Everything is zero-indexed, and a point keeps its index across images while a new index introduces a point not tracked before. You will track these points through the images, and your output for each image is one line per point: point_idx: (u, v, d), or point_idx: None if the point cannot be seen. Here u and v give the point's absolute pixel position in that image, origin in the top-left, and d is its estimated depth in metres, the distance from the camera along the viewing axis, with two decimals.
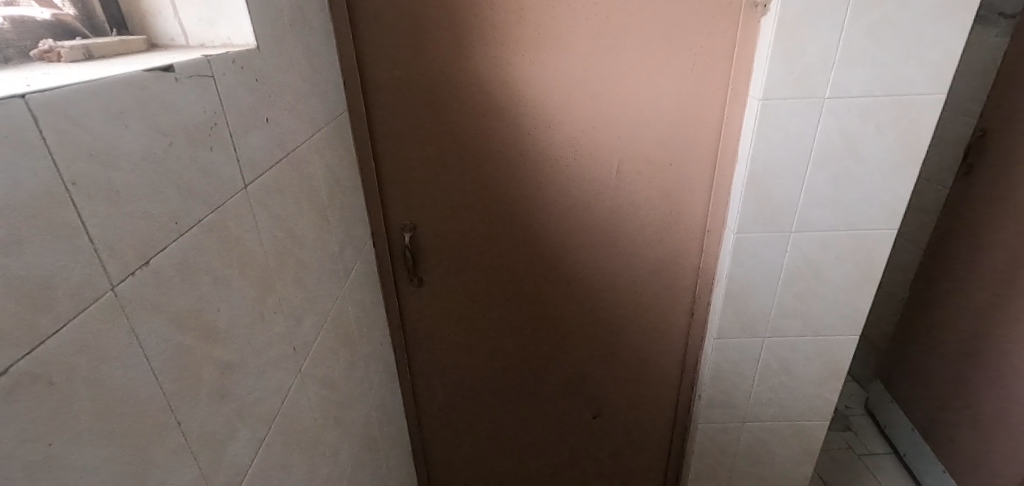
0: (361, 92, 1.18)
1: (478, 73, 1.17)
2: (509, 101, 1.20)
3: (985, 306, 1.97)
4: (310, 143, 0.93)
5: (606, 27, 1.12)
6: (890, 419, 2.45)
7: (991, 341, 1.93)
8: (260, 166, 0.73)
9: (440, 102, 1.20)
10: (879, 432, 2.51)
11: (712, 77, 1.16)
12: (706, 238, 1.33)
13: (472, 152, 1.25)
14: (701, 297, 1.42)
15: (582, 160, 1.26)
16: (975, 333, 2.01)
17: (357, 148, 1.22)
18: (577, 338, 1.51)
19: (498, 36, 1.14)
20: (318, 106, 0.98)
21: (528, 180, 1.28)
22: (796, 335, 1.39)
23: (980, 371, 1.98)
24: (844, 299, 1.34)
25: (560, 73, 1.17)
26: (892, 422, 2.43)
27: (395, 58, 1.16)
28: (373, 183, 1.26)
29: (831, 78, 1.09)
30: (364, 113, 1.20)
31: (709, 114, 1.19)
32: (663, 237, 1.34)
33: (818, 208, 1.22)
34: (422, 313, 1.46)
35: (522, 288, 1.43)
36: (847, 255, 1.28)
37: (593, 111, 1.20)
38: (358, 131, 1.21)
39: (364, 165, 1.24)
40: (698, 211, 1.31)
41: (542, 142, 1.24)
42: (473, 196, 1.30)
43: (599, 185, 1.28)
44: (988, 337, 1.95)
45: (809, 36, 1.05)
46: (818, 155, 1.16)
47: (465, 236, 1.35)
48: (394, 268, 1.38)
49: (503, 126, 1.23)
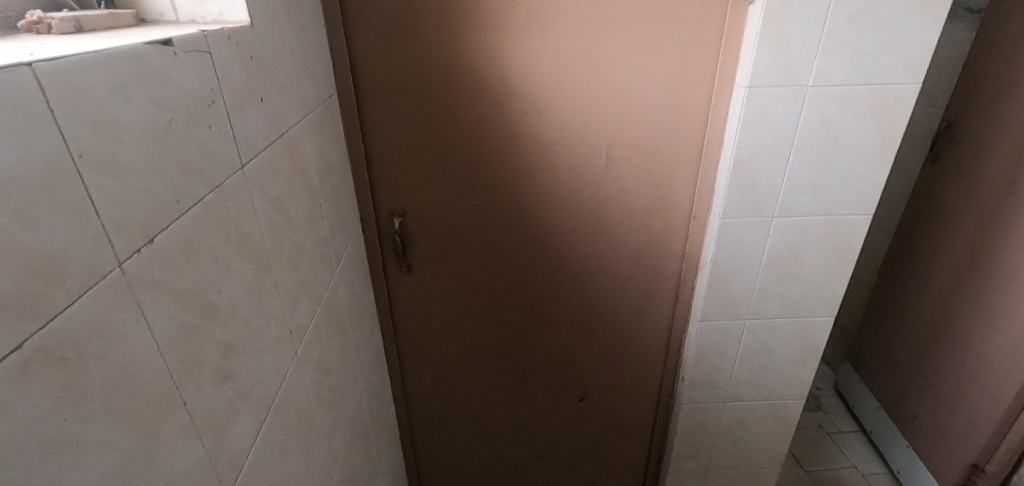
0: (350, 75, 1.16)
1: (469, 58, 1.17)
2: (500, 86, 1.20)
3: (948, 289, 2.06)
4: (302, 125, 0.91)
5: (597, 13, 1.12)
6: (858, 399, 2.55)
7: (953, 323, 2.03)
8: (255, 146, 0.72)
9: (431, 86, 1.19)
10: (847, 411, 2.62)
11: (700, 64, 1.17)
12: (691, 224, 1.36)
13: (463, 137, 1.25)
14: (685, 281, 1.45)
15: (573, 147, 1.27)
16: (938, 316, 2.10)
17: (346, 133, 1.20)
18: (565, 323, 1.52)
19: (489, 21, 1.13)
20: (309, 87, 0.96)
21: (518, 166, 1.29)
22: (776, 317, 1.44)
23: (942, 351, 2.08)
24: (821, 282, 1.38)
25: (552, 59, 1.17)
26: (860, 402, 2.53)
27: (385, 41, 1.14)
28: (362, 169, 1.25)
29: (814, 67, 1.11)
30: (353, 97, 1.18)
31: (697, 100, 1.21)
32: (650, 222, 1.37)
33: (799, 194, 1.26)
34: (411, 299, 1.46)
35: (511, 272, 1.44)
36: (826, 239, 1.32)
37: (583, 97, 1.21)
38: (347, 115, 1.19)
39: (352, 150, 1.23)
40: (685, 197, 1.33)
41: (533, 127, 1.24)
42: (464, 181, 1.30)
43: (590, 170, 1.29)
44: (950, 318, 2.04)
45: (794, 25, 1.07)
46: (800, 142, 1.19)
47: (455, 222, 1.35)
48: (383, 255, 1.37)
49: (495, 112, 1.22)
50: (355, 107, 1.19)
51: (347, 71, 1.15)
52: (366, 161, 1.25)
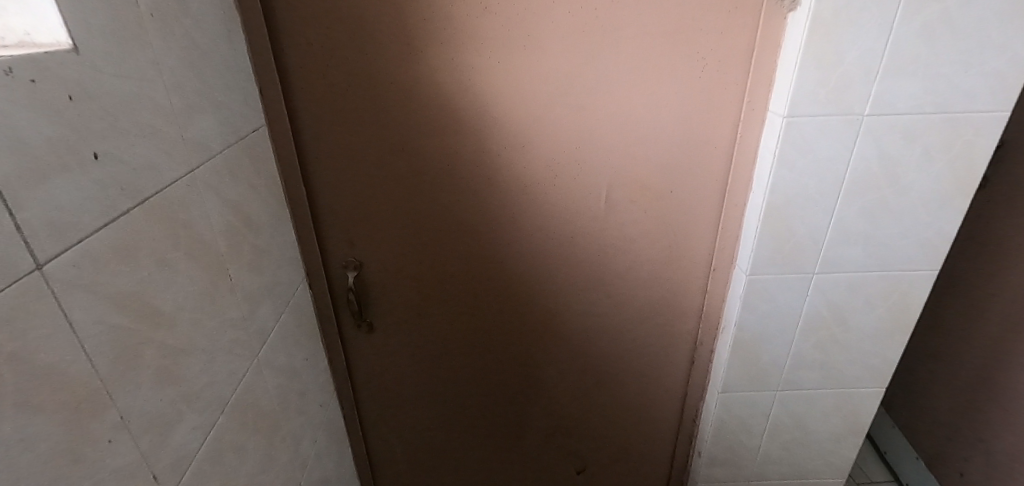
0: (285, 101, 0.93)
1: (433, 82, 0.93)
2: (473, 116, 0.96)
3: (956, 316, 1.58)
4: (195, 178, 0.68)
5: (593, 26, 0.89)
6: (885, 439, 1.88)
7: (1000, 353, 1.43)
8: (78, 229, 0.49)
9: (388, 116, 0.96)
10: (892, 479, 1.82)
11: (725, 87, 0.93)
12: (711, 278, 1.12)
13: (430, 176, 1.02)
14: (703, 344, 1.20)
15: (566, 188, 1.03)
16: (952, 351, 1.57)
17: (282, 172, 0.97)
18: (559, 390, 1.28)
19: (456, 35, 0.90)
20: (213, 125, 0.74)
21: (500, 211, 1.05)
22: (814, 388, 1.19)
23: (987, 395, 1.49)
24: (871, 349, 1.13)
25: (538, 82, 0.93)
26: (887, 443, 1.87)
27: (327, 60, 0.91)
28: (306, 216, 1.02)
29: (872, 92, 0.87)
30: (290, 129, 0.95)
31: (720, 132, 0.97)
32: (662, 276, 1.12)
33: (848, 246, 1.01)
34: (374, 365, 1.21)
35: (494, 333, 1.20)
36: (878, 299, 1.07)
37: (577, 128, 0.97)
38: (283, 151, 0.96)
39: (291, 192, 0.99)
40: (705, 246, 1.09)
41: (515, 166, 1.01)
42: (433, 229, 1.07)
43: (586, 215, 1.06)
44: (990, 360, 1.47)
45: (849, 38, 0.83)
46: (851, 184, 0.95)
47: (424, 276, 1.12)
48: (338, 315, 1.14)
49: (468, 147, 0.99)
50: (293, 142, 0.96)
51: (281, 97, 0.92)
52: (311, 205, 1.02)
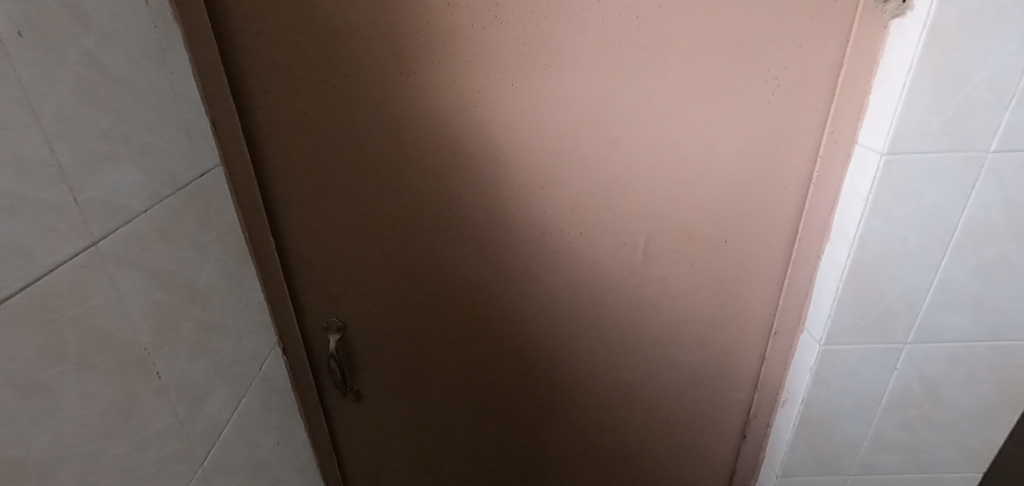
0: (246, 133, 0.75)
1: (430, 109, 0.74)
2: (479, 150, 0.77)
3: None
4: (99, 254, 0.50)
5: (634, 38, 0.69)
6: None
7: None
8: None
9: (374, 151, 0.77)
10: None
11: (802, 113, 0.73)
12: (772, 343, 0.91)
13: (426, 222, 0.83)
14: (758, 417, 1.00)
15: (595, 236, 0.83)
16: None
17: (245, 220, 0.79)
18: (582, 467, 1.08)
19: (458, 51, 0.71)
20: (135, 177, 0.55)
21: (512, 263, 0.86)
22: (894, 473, 0.97)
23: None
24: (969, 431, 0.92)
25: (562, 107, 0.74)
26: None
27: (296, 84, 0.72)
28: (277, 270, 0.83)
29: (1002, 122, 0.66)
30: (253, 167, 0.77)
31: (792, 169, 0.77)
32: (711, 338, 0.92)
33: (951, 311, 0.80)
34: (364, 437, 1.02)
35: (505, 402, 1.00)
36: (985, 374, 0.86)
37: (608, 166, 0.77)
38: (245, 194, 0.77)
39: (258, 243, 0.81)
40: (765, 305, 0.88)
41: (531, 209, 0.81)
42: (431, 283, 0.88)
43: (617, 268, 0.86)
44: None
45: (978, 53, 0.63)
46: (961, 238, 0.74)
47: (420, 337, 0.93)
48: (319, 382, 0.95)
49: (472, 187, 0.80)
50: (258, 182, 0.78)
51: (241, 129, 0.74)
52: (282, 256, 0.84)
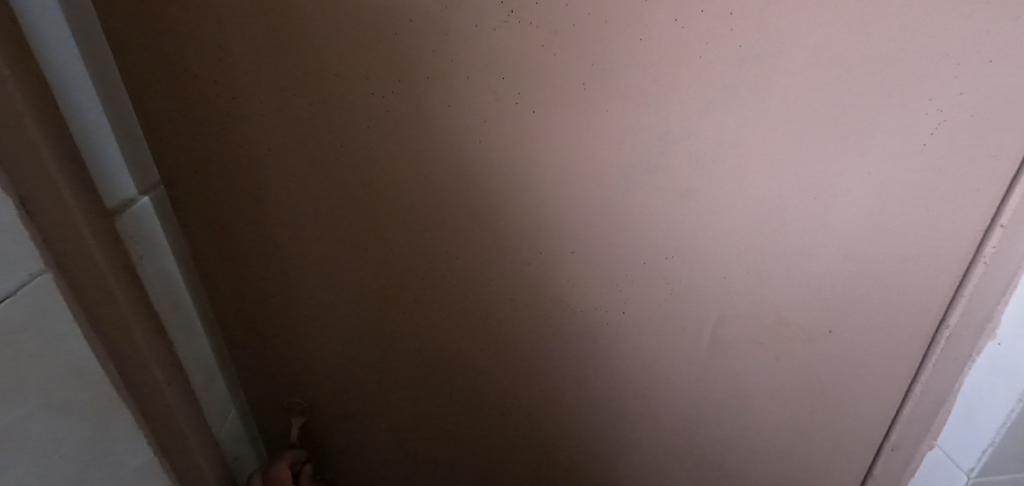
0: (119, 196, 0.46)
1: (414, 143, 0.52)
2: (482, 200, 0.55)
3: None
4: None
5: (725, 49, 0.47)
6: None
7: None
8: None
9: (338, 198, 0.55)
10: None
11: (970, 162, 0.50)
12: (883, 458, 0.69)
13: (410, 291, 0.61)
14: None
15: (646, 319, 0.60)
16: None
17: (120, 368, 0.42)
18: None
19: (458, 63, 0.49)
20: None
21: (526, 345, 0.64)
22: None
23: None
24: None
25: (607, 147, 0.52)
26: None
27: (226, 105, 0.50)
28: (212, 359, 0.60)
29: None
30: (106, 262, 0.42)
31: (942, 240, 0.54)
32: (798, 450, 0.69)
33: None
34: None
35: None
36: None
37: (668, 230, 0.55)
38: (104, 315, 0.41)
39: (141, 392, 0.44)
40: (879, 411, 0.65)
41: (556, 281, 0.59)
42: (418, 367, 0.66)
43: (674, 361, 0.63)
44: None
45: None
46: None
47: (403, 429, 0.71)
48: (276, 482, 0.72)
49: (473, 249, 0.58)
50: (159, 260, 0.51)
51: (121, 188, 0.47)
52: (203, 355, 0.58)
